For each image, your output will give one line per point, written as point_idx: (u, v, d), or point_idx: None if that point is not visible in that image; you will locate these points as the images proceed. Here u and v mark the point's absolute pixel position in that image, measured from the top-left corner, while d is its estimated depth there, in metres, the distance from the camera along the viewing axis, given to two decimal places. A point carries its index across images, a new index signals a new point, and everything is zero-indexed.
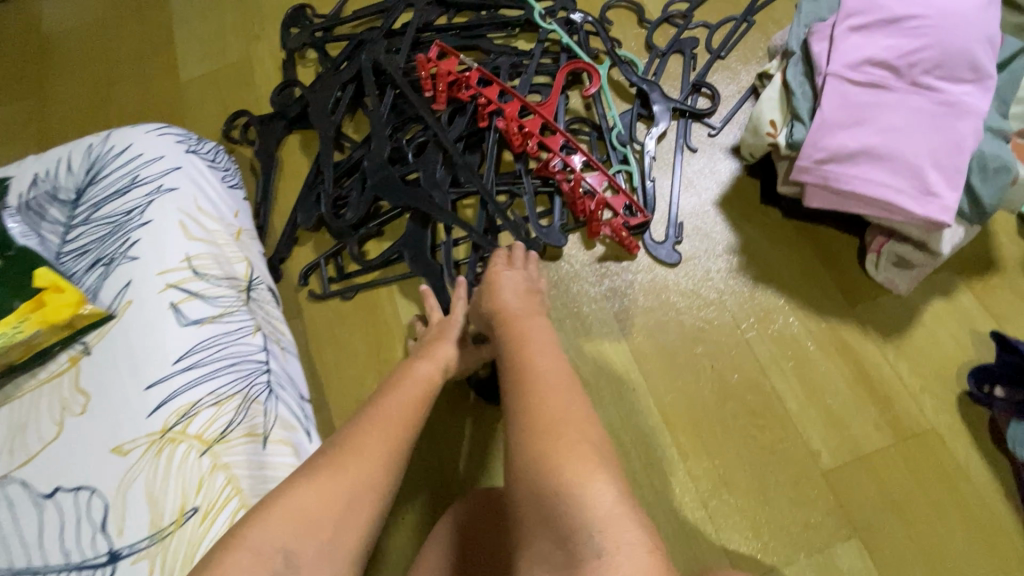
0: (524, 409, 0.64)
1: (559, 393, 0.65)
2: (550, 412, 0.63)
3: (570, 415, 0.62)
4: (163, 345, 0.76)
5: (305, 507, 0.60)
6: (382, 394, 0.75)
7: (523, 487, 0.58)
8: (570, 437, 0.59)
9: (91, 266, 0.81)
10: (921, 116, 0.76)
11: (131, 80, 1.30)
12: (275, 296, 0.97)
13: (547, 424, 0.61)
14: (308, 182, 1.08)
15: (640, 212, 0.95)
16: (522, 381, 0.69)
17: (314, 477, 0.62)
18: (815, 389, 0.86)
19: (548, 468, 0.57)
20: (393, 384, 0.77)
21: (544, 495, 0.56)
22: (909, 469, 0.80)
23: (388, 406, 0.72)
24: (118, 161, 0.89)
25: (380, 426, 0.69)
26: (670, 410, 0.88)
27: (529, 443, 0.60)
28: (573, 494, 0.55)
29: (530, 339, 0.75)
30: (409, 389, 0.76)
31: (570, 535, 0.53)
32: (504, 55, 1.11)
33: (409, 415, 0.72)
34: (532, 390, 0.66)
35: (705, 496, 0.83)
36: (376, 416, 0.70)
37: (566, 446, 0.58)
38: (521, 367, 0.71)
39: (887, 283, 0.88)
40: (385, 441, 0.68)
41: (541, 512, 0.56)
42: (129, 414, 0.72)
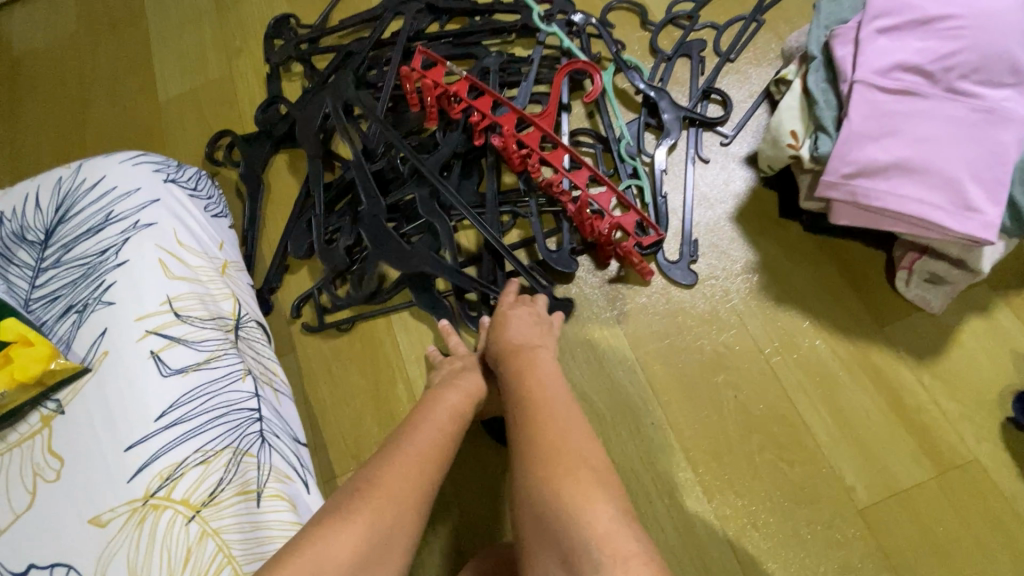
0: (524, 432, 0.65)
1: (558, 415, 0.65)
2: (551, 440, 0.62)
3: (570, 436, 0.62)
4: (143, 400, 0.70)
5: (337, 551, 0.59)
6: (408, 429, 0.73)
7: (525, 508, 0.60)
8: (569, 458, 0.60)
9: (62, 314, 0.75)
10: (959, 125, 0.70)
11: (107, 100, 1.23)
12: (265, 332, 0.91)
13: (547, 447, 0.61)
14: (298, 206, 1.01)
15: (653, 228, 0.88)
16: (524, 410, 0.67)
17: (341, 516, 0.62)
18: (846, 418, 0.80)
19: (549, 490, 0.58)
20: (419, 414, 0.76)
21: (546, 517, 0.57)
22: (951, 505, 0.75)
23: (410, 440, 0.71)
24: (89, 196, 0.82)
25: (405, 462, 0.68)
26: (692, 446, 0.82)
27: (529, 467, 0.61)
28: (573, 514, 0.55)
29: (540, 365, 0.73)
30: (432, 419, 0.75)
31: (572, 557, 0.54)
32: (495, 55, 1.01)
33: (434, 453, 0.71)
34: (532, 412, 0.66)
35: (733, 539, 0.77)
36: (393, 454, 0.69)
37: (564, 469, 0.59)
38: (523, 397, 0.69)
39: (918, 300, 0.82)
40: (409, 477, 0.67)
41: (545, 533, 0.57)
42: (107, 479, 0.66)
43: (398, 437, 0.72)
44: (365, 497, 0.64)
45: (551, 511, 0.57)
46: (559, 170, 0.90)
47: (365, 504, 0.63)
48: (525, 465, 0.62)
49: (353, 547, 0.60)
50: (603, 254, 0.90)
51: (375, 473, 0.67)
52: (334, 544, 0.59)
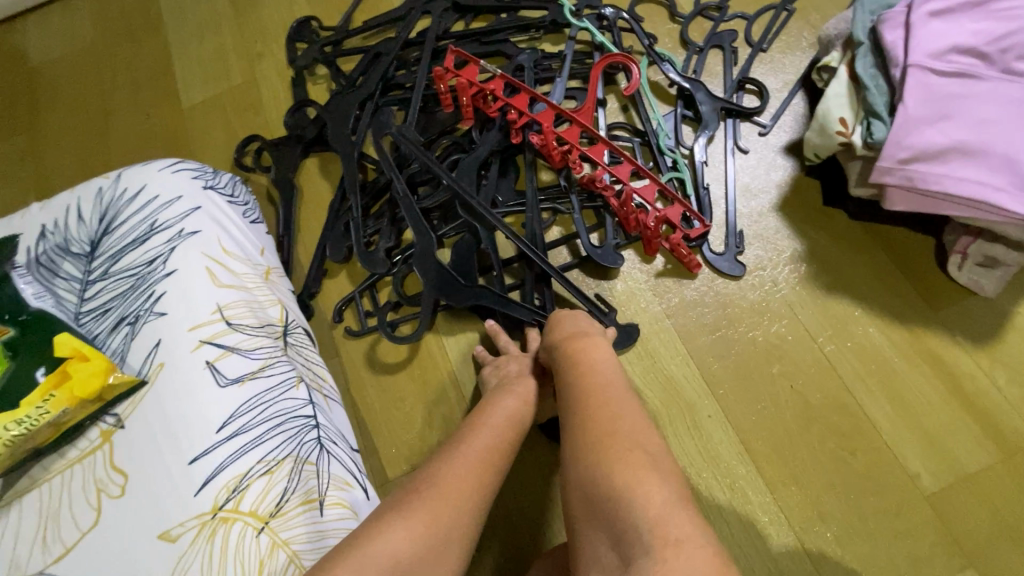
0: (578, 419, 0.63)
1: (613, 403, 0.64)
2: (602, 423, 0.61)
3: (623, 423, 0.61)
4: (204, 411, 0.69)
5: (395, 551, 0.59)
6: (468, 432, 0.73)
7: (576, 492, 0.59)
8: (622, 444, 0.58)
9: (115, 326, 0.73)
10: (1017, 105, 0.70)
11: (129, 110, 1.21)
12: (311, 338, 0.90)
13: (600, 433, 0.60)
14: (334, 210, 1.00)
15: (700, 218, 0.87)
16: (579, 396, 0.66)
17: (396, 514, 0.62)
18: (906, 404, 0.80)
19: (601, 474, 0.57)
20: (479, 417, 0.75)
21: (598, 500, 0.56)
22: (1018, 488, 0.75)
23: (470, 443, 0.70)
24: (132, 205, 0.80)
25: (466, 462, 0.68)
26: (752, 438, 0.81)
27: (582, 452, 0.60)
28: (623, 499, 0.54)
29: (598, 363, 0.70)
30: (493, 421, 0.74)
31: (624, 536, 0.53)
32: (529, 52, 1.00)
33: (493, 461, 0.70)
34: (586, 396, 0.65)
35: (799, 531, 0.77)
36: (455, 457, 0.68)
37: (617, 454, 0.57)
38: (578, 385, 0.68)
39: (971, 284, 0.82)
40: (470, 478, 0.67)
41: (598, 517, 0.56)
42: (174, 494, 0.65)
43: (458, 438, 0.72)
44: (421, 495, 0.64)
45: (603, 494, 0.56)
46: (599, 165, 0.89)
47: (420, 502, 0.63)
48: (578, 451, 0.61)
49: (408, 544, 0.60)
50: (650, 248, 0.89)
51: (434, 471, 0.67)
52: (388, 542, 0.59)
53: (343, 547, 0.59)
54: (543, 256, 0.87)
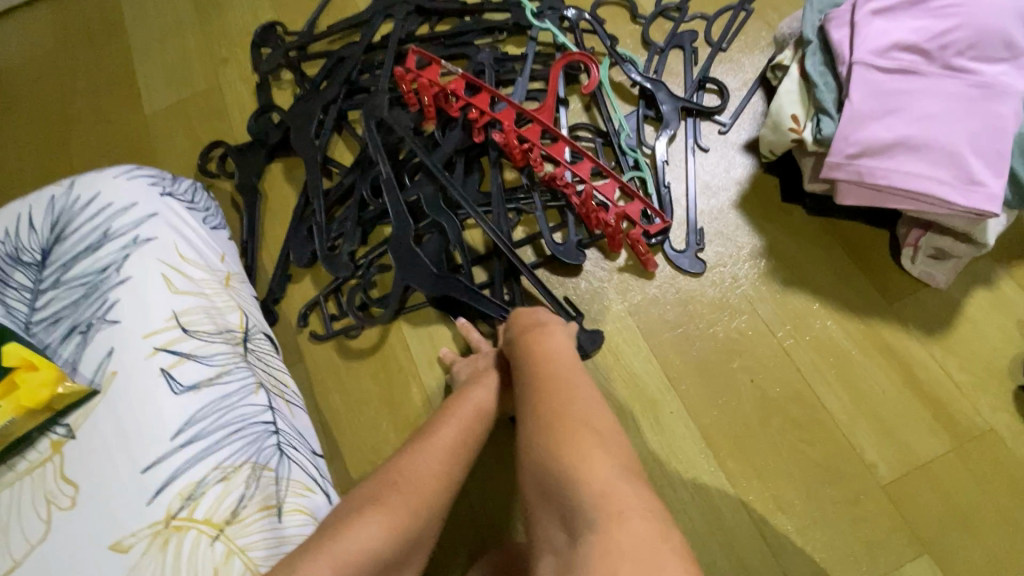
0: (531, 404, 0.64)
1: (565, 384, 0.65)
2: (556, 404, 0.62)
3: (574, 403, 0.62)
4: (158, 419, 0.68)
5: (363, 548, 0.59)
6: (432, 428, 0.73)
7: (530, 475, 0.60)
8: (571, 423, 0.59)
9: (66, 335, 0.72)
10: (957, 101, 0.71)
11: (91, 117, 1.20)
12: (273, 343, 0.90)
13: (550, 414, 0.61)
14: (297, 215, 1.00)
15: (660, 215, 0.88)
16: (533, 380, 0.67)
17: (360, 511, 0.62)
18: (862, 395, 0.81)
19: (551, 456, 0.58)
20: (445, 412, 0.76)
21: (548, 481, 0.57)
22: (971, 475, 0.76)
23: (435, 438, 0.71)
24: (85, 213, 0.80)
25: (430, 459, 0.69)
26: (713, 432, 0.82)
27: (533, 435, 0.61)
28: (571, 478, 0.55)
29: (554, 351, 0.70)
30: (459, 416, 0.75)
31: (574, 513, 0.54)
32: (489, 51, 1.01)
33: (455, 458, 0.71)
34: (541, 380, 0.66)
35: (759, 524, 0.78)
36: (420, 453, 0.70)
37: (566, 433, 0.58)
38: (532, 369, 0.68)
39: (924, 276, 0.83)
40: (432, 473, 0.68)
41: (549, 498, 0.58)
42: (126, 504, 0.64)
43: (423, 435, 0.72)
44: (388, 490, 0.65)
45: (553, 475, 0.57)
46: (561, 162, 0.89)
47: (384, 498, 0.64)
48: (529, 434, 0.61)
49: (374, 541, 0.60)
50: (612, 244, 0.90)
51: (401, 466, 0.68)
52: (353, 539, 0.59)
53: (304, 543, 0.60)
54: (513, 250, 0.88)
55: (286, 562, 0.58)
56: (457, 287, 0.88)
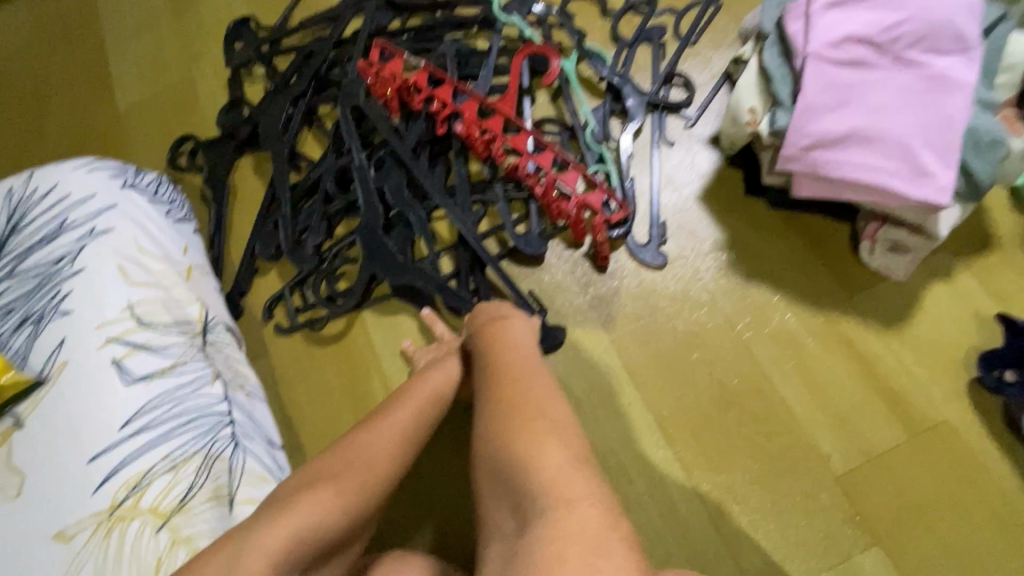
0: (492, 394, 0.64)
1: (526, 378, 0.64)
2: (514, 397, 0.61)
3: (533, 394, 0.61)
4: (106, 410, 0.68)
5: (308, 527, 0.58)
6: (388, 409, 0.72)
7: (484, 467, 0.58)
8: (529, 413, 0.59)
9: (18, 326, 0.73)
10: (907, 93, 0.72)
11: (64, 110, 1.20)
12: (235, 335, 0.89)
13: (507, 403, 0.61)
14: (263, 209, 1.00)
15: (620, 205, 0.89)
16: (495, 375, 0.66)
17: (308, 489, 0.61)
18: (819, 388, 0.81)
19: (505, 443, 0.56)
20: (402, 394, 0.74)
21: (500, 467, 0.56)
22: (924, 466, 0.76)
23: (390, 419, 0.70)
24: (42, 204, 0.80)
25: (383, 438, 0.68)
26: (670, 424, 0.82)
27: (489, 423, 0.60)
28: (521, 464, 0.53)
29: (515, 343, 0.70)
30: (416, 398, 0.73)
31: (523, 502, 0.52)
32: (449, 42, 1.02)
33: (406, 436, 0.70)
34: (502, 374, 0.65)
35: (713, 515, 0.78)
36: (373, 430, 0.69)
37: (521, 422, 0.58)
38: (495, 365, 0.68)
39: (883, 269, 0.83)
40: (383, 453, 0.67)
41: (501, 487, 0.56)
42: (71, 493, 0.64)
43: (377, 415, 0.71)
44: (339, 471, 0.64)
45: (506, 462, 0.55)
46: (523, 153, 0.89)
47: (335, 478, 0.63)
48: (487, 422, 0.61)
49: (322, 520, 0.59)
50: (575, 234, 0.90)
51: (354, 447, 0.67)
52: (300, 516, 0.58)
53: (249, 522, 0.58)
54: (478, 241, 0.89)
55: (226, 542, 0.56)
56: (420, 274, 0.88)
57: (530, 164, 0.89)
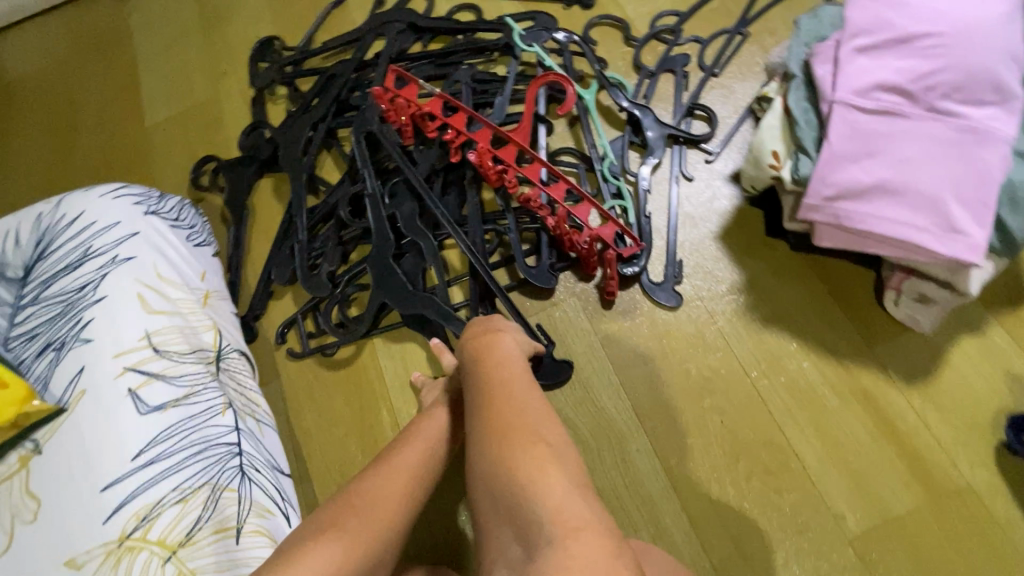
0: (481, 408, 0.59)
1: (517, 393, 0.60)
2: (506, 415, 0.57)
3: (526, 410, 0.57)
4: (120, 440, 0.70)
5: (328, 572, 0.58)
6: (393, 452, 0.72)
7: (482, 490, 0.55)
8: (524, 434, 0.55)
9: (40, 352, 0.75)
10: (940, 145, 0.69)
11: (95, 127, 1.23)
12: (248, 361, 0.91)
13: (499, 421, 0.56)
14: (280, 234, 1.01)
15: (634, 239, 0.85)
16: (484, 390, 0.61)
17: (324, 534, 0.61)
18: (835, 442, 0.79)
19: (502, 466, 0.53)
20: (408, 434, 0.75)
21: (498, 491, 0.53)
22: (945, 533, 0.73)
23: (396, 461, 0.71)
24: (68, 231, 0.82)
25: (392, 480, 0.68)
26: (678, 473, 0.80)
27: (481, 442, 0.56)
28: (522, 490, 0.51)
29: (504, 357, 0.64)
30: (422, 439, 0.74)
31: (528, 529, 0.50)
32: (465, 69, 1.01)
33: (416, 478, 0.70)
34: (492, 389, 0.61)
35: (718, 569, 0.76)
36: (383, 471, 0.69)
37: (516, 441, 0.54)
38: (483, 378, 0.63)
39: (909, 320, 0.80)
40: (392, 495, 0.67)
41: (502, 512, 0.53)
42: (83, 522, 0.66)
43: (385, 457, 0.72)
44: (349, 517, 0.63)
45: (504, 486, 0.52)
46: (536, 184, 0.87)
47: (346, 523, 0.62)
48: (478, 442, 0.56)
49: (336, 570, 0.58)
50: (588, 267, 0.89)
51: (361, 490, 0.67)
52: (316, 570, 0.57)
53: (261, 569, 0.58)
54: (488, 272, 0.87)
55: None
56: (429, 304, 0.88)
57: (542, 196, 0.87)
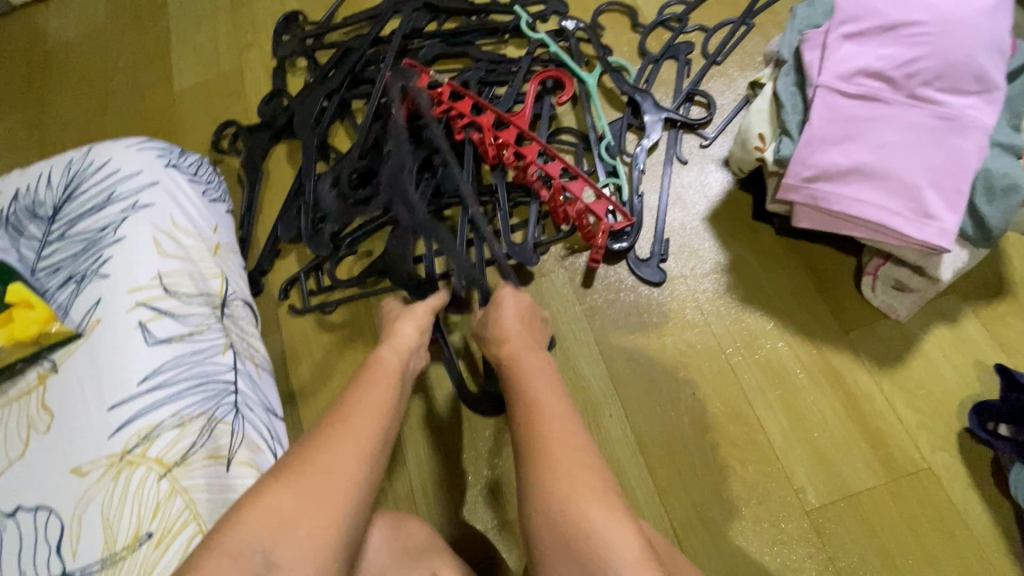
0: (517, 427, 0.57)
1: (564, 415, 0.56)
2: (557, 441, 0.53)
3: (562, 431, 0.54)
4: (128, 365, 0.76)
5: (283, 511, 0.49)
6: (352, 394, 0.61)
7: (536, 523, 0.50)
8: (584, 468, 0.51)
9: (63, 283, 0.82)
10: (919, 131, 0.71)
11: (128, 90, 1.31)
12: (251, 311, 0.97)
13: (546, 445, 0.53)
14: (290, 195, 1.07)
15: (623, 214, 0.89)
16: (528, 407, 0.58)
17: (279, 482, 0.51)
18: (801, 419, 0.81)
19: (560, 501, 0.49)
20: (361, 378, 0.64)
21: (559, 529, 0.48)
22: (900, 512, 0.75)
23: (353, 407, 0.58)
24: (95, 176, 0.89)
25: (359, 416, 0.57)
26: (647, 440, 0.83)
27: (526, 471, 0.52)
28: (576, 526, 0.47)
29: (540, 374, 0.62)
30: (382, 382, 0.63)
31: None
32: (473, 69, 1.05)
33: (382, 409, 0.59)
34: (538, 408, 0.57)
35: (678, 533, 0.79)
36: (344, 407, 0.58)
37: (562, 463, 0.51)
38: (527, 397, 0.59)
39: (885, 307, 0.82)
40: (357, 445, 0.55)
41: (559, 550, 0.48)
42: (90, 435, 0.72)
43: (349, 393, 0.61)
44: (314, 472, 0.51)
45: (559, 523, 0.48)
46: (530, 160, 0.90)
47: (315, 483, 0.51)
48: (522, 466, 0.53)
49: (324, 531, 0.49)
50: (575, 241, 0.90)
51: (319, 435, 0.55)
52: (308, 531, 0.49)
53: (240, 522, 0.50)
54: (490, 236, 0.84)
55: (234, 559, 0.47)
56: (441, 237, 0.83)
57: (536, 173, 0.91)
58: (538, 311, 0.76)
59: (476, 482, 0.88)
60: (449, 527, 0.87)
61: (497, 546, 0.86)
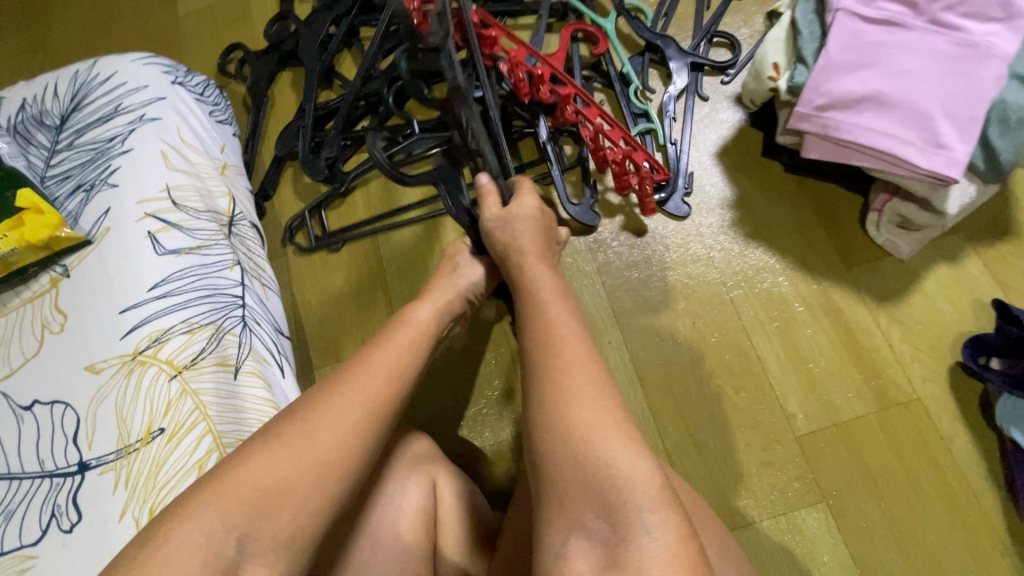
0: (533, 368, 0.55)
1: (582, 353, 0.54)
2: (577, 380, 0.52)
3: (582, 371, 0.52)
4: (139, 272, 0.77)
5: (276, 475, 0.49)
6: (367, 354, 0.59)
7: (553, 458, 0.49)
8: (603, 407, 0.50)
9: (72, 191, 0.82)
10: (938, 58, 0.70)
11: (131, 12, 1.28)
12: (258, 233, 0.98)
13: (568, 385, 0.51)
14: (294, 120, 1.05)
15: (659, 167, 0.86)
16: (546, 345, 0.56)
17: (273, 444, 0.50)
18: (797, 349, 0.83)
19: (580, 440, 0.48)
20: (382, 336, 0.62)
21: (579, 466, 0.48)
22: (886, 437, 0.78)
23: (364, 370, 0.57)
24: (101, 89, 0.88)
25: (361, 387, 0.55)
26: (644, 365, 0.85)
27: (542, 407, 0.51)
28: (596, 463, 0.47)
29: (555, 309, 0.59)
30: (397, 344, 0.61)
31: (617, 512, 0.46)
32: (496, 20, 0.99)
33: (396, 375, 0.58)
34: (556, 345, 0.55)
35: (671, 454, 0.81)
36: (355, 369, 0.57)
37: (580, 401, 0.50)
38: (544, 335, 0.57)
39: (888, 246, 0.83)
40: (359, 410, 0.54)
41: (578, 485, 0.48)
42: (103, 337, 0.74)
43: (361, 356, 0.59)
44: (313, 443, 0.50)
45: (581, 461, 0.48)
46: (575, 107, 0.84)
47: (315, 451, 0.50)
48: (536, 403, 0.52)
49: (312, 504, 0.49)
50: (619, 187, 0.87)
51: (324, 399, 0.54)
52: (308, 492, 0.49)
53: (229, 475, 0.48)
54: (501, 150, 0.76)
55: (220, 529, 0.46)
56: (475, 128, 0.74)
57: (576, 116, 0.85)
58: (555, 229, 0.74)
59: (476, 402, 0.91)
60: (449, 445, 0.90)
61: (494, 462, 0.89)
